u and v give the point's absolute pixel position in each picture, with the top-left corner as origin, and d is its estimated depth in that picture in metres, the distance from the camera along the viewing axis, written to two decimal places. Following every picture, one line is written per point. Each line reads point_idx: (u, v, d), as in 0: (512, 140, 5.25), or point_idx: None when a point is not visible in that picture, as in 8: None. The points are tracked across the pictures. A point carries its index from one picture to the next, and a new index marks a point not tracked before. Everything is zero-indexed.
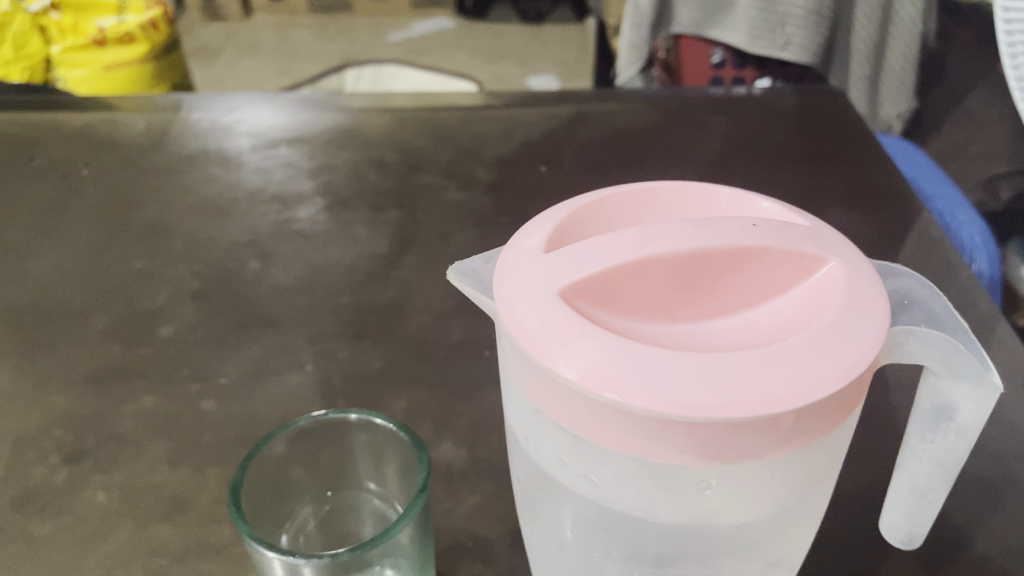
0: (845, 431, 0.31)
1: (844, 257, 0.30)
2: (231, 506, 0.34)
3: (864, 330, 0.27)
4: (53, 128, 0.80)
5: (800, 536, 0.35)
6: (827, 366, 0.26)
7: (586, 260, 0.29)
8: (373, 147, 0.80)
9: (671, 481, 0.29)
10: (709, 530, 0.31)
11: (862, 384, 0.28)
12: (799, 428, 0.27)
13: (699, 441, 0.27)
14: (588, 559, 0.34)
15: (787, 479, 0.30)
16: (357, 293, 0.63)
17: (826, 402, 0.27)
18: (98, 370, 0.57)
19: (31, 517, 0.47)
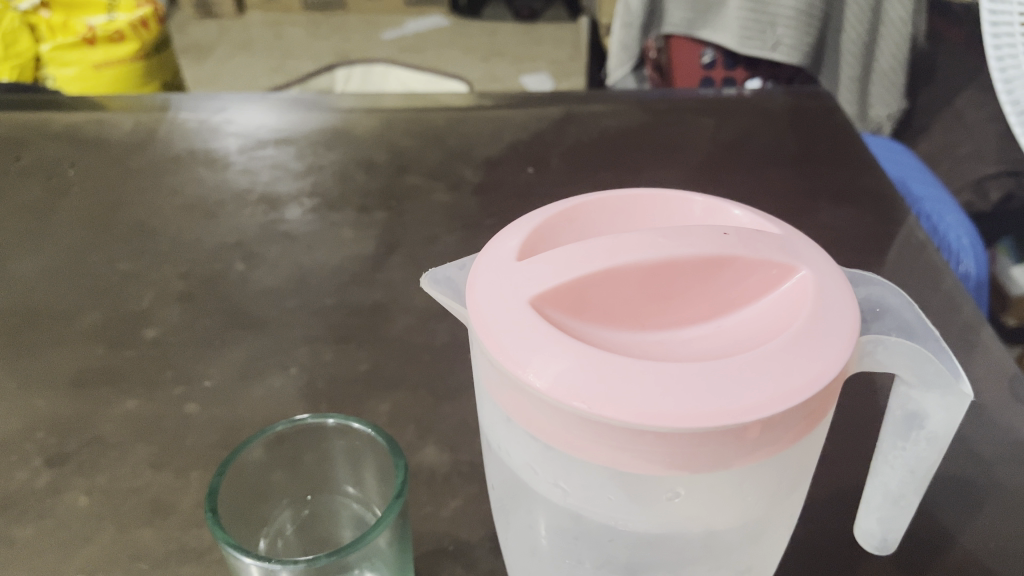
0: (816, 439, 0.31)
1: (815, 266, 0.30)
2: (208, 512, 0.34)
3: (832, 340, 0.27)
4: (39, 128, 0.80)
5: (775, 541, 0.35)
6: (794, 376, 0.26)
7: (558, 269, 0.29)
8: (360, 148, 0.80)
9: (641, 490, 0.29)
10: (680, 537, 0.31)
11: (831, 393, 0.28)
12: (767, 438, 0.27)
13: (668, 451, 0.27)
14: (561, 566, 0.34)
15: (757, 488, 0.30)
16: (342, 295, 0.63)
17: (794, 411, 0.27)
18: (81, 372, 0.57)
19: (12, 521, 0.47)
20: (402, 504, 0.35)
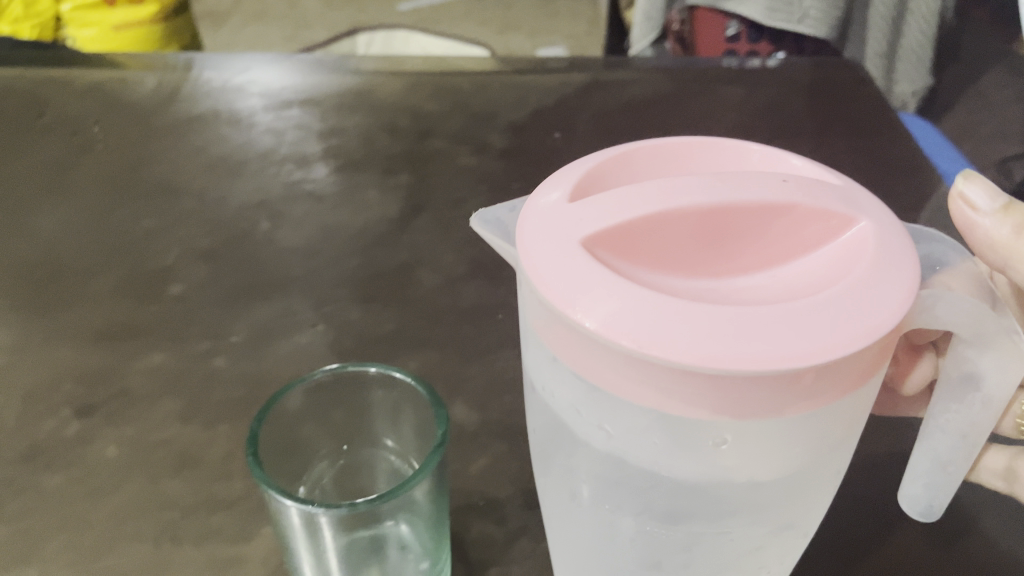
0: (867, 393, 0.31)
1: (878, 219, 0.30)
2: (250, 456, 0.35)
3: (891, 292, 0.27)
4: (62, 85, 0.80)
5: (818, 501, 0.35)
6: (852, 324, 0.26)
7: (612, 210, 0.29)
8: (385, 111, 0.79)
9: (686, 435, 0.29)
10: (723, 488, 0.31)
11: (885, 347, 0.28)
12: (818, 386, 0.27)
13: (717, 395, 0.26)
14: (601, 514, 0.34)
15: (804, 440, 0.29)
16: (368, 255, 0.63)
17: (848, 361, 0.26)
18: (108, 325, 0.57)
19: (41, 469, 0.47)
20: (442, 455, 0.35)
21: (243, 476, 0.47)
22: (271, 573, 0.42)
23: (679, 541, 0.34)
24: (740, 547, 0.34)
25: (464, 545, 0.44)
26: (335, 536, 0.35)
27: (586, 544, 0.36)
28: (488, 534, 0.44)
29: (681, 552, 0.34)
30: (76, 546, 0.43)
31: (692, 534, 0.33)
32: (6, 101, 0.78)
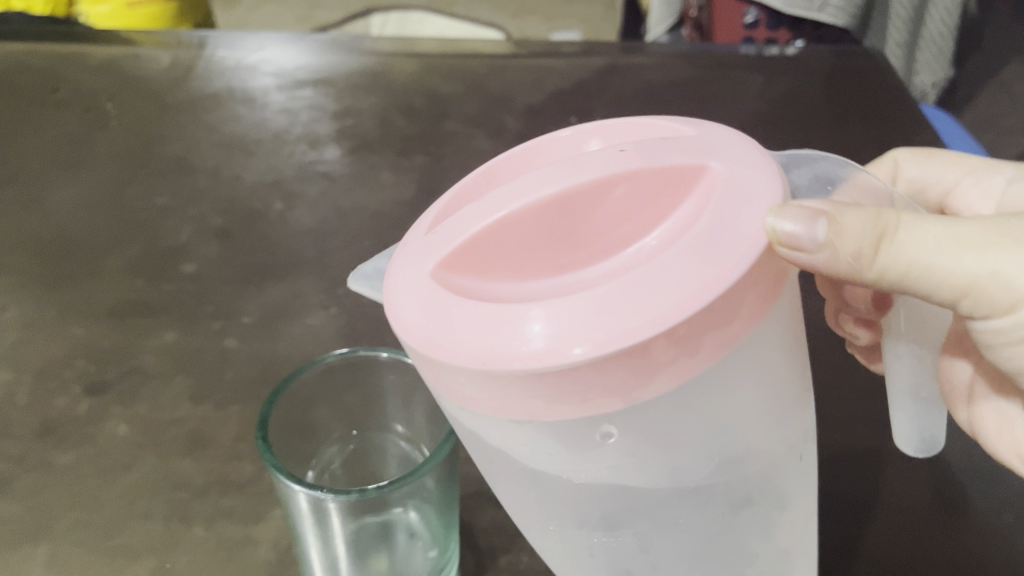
0: (779, 335, 0.28)
1: (720, 150, 0.28)
2: (259, 439, 0.34)
3: (741, 232, 0.25)
4: (76, 61, 0.79)
5: (793, 476, 0.32)
6: (698, 279, 0.24)
7: (456, 230, 0.28)
8: (400, 91, 0.78)
9: (570, 439, 0.27)
10: (644, 478, 0.28)
11: (762, 287, 0.26)
12: (697, 347, 0.24)
13: (575, 391, 0.25)
14: (554, 533, 0.31)
15: (712, 401, 0.27)
16: (382, 237, 0.63)
17: (711, 320, 0.24)
18: (120, 303, 0.56)
19: (52, 447, 0.47)
20: (452, 445, 0.35)
21: (254, 457, 0.47)
22: (281, 556, 0.42)
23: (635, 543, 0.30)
24: (713, 542, 0.31)
25: (476, 532, 0.44)
26: (343, 523, 0.35)
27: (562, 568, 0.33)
28: (500, 521, 0.44)
29: (641, 556, 0.31)
30: (88, 524, 0.43)
31: (640, 537, 0.30)
32: (21, 75, 0.78)
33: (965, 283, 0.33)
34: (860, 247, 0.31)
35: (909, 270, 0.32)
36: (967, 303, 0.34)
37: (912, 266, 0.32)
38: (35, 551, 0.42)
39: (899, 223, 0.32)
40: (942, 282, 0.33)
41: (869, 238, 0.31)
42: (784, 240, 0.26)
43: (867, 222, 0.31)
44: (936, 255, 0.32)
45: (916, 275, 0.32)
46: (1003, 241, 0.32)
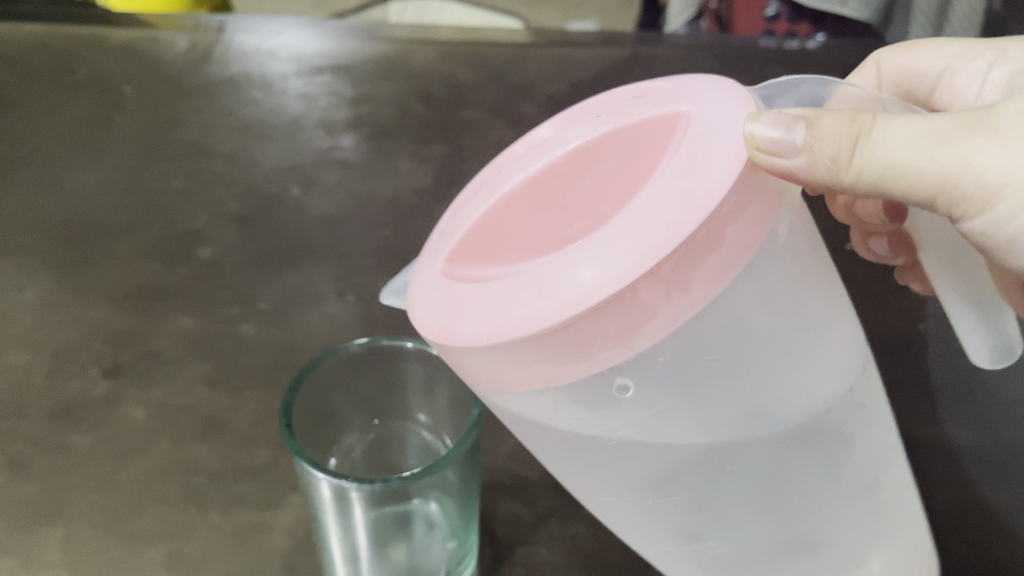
0: (787, 266, 0.29)
1: (686, 93, 0.29)
2: (283, 425, 0.34)
3: (714, 159, 0.26)
4: (95, 43, 0.79)
5: (844, 412, 0.32)
6: (673, 216, 0.25)
7: (464, 225, 0.32)
8: (419, 79, 0.78)
9: (590, 397, 0.28)
10: (668, 427, 0.29)
11: (752, 209, 0.27)
12: (687, 279, 0.26)
13: (581, 342, 0.26)
14: (620, 507, 0.32)
15: (723, 335, 0.28)
16: (400, 226, 0.62)
17: (698, 248, 0.26)
18: (137, 286, 0.56)
19: (69, 429, 0.47)
20: (475, 434, 0.34)
21: (270, 444, 0.46)
22: (297, 544, 0.42)
23: (687, 501, 0.31)
24: (769, 488, 0.31)
25: (492, 525, 0.44)
26: (366, 510, 0.35)
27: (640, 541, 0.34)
28: (517, 513, 0.44)
29: (701, 513, 0.31)
30: (103, 508, 0.43)
31: (691, 497, 0.31)
32: (39, 57, 0.78)
33: (943, 175, 0.32)
34: (837, 151, 0.31)
35: (885, 167, 0.32)
36: (948, 202, 0.33)
37: (888, 161, 0.32)
38: (49, 534, 0.42)
39: (874, 123, 0.32)
40: (920, 176, 0.32)
41: (842, 137, 0.31)
42: (760, 144, 0.27)
43: (841, 123, 0.31)
44: (912, 149, 0.32)
45: (894, 171, 0.32)
46: (977, 130, 0.32)
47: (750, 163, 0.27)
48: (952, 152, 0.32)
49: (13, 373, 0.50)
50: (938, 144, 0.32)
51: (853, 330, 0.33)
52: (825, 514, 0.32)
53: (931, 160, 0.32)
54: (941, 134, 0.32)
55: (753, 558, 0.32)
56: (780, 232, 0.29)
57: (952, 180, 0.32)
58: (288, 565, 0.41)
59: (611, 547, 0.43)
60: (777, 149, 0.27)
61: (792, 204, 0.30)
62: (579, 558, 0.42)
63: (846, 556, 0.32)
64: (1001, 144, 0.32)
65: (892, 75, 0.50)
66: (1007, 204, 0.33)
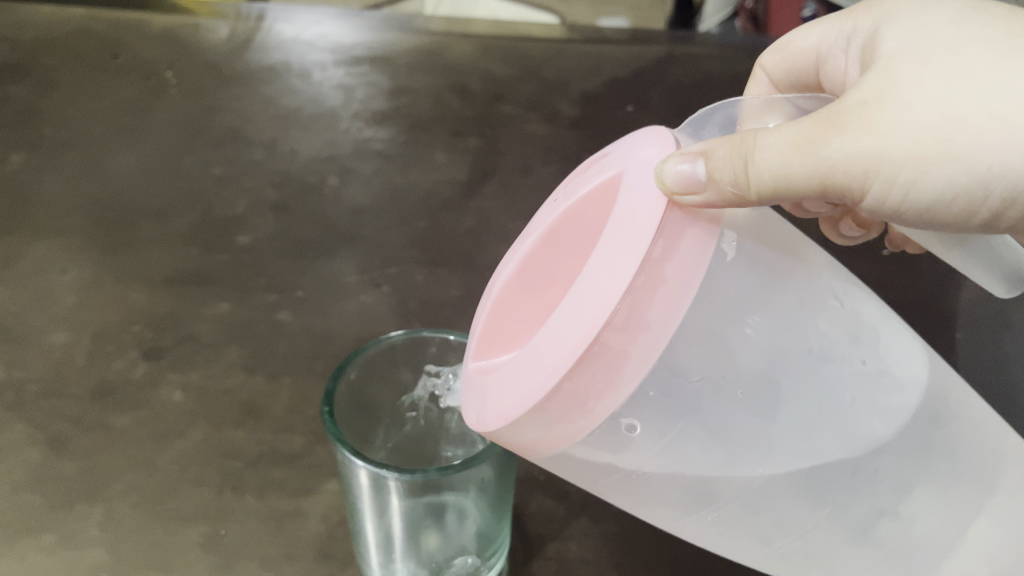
0: (750, 274, 0.28)
1: (621, 155, 0.29)
2: (325, 412, 0.35)
3: (638, 206, 0.26)
4: (138, 29, 0.80)
5: (864, 394, 0.30)
6: (614, 270, 0.25)
7: (473, 329, 0.31)
8: (456, 72, 0.78)
9: (600, 445, 0.27)
10: (685, 449, 0.28)
11: (691, 235, 0.26)
12: (646, 319, 0.25)
13: (572, 399, 0.26)
14: (683, 525, 0.31)
15: (702, 357, 0.27)
16: (435, 218, 0.62)
17: (651, 283, 0.25)
18: (176, 271, 0.57)
19: (109, 409, 0.48)
20: None
21: (305, 431, 0.47)
22: (331, 530, 0.42)
23: (739, 512, 0.30)
24: (817, 488, 0.30)
25: (524, 518, 0.44)
26: (399, 501, 0.35)
27: (730, 553, 0.33)
28: (547, 509, 0.44)
29: (757, 516, 0.30)
30: (142, 488, 0.44)
31: (738, 508, 0.30)
32: (83, 40, 0.79)
33: (823, 180, 0.28)
34: (738, 175, 0.27)
35: (777, 186, 0.28)
36: (839, 195, 0.29)
37: (780, 178, 0.27)
38: (90, 511, 0.43)
39: (754, 142, 0.28)
40: (805, 187, 0.28)
41: (734, 159, 0.27)
42: (674, 187, 0.26)
43: (728, 151, 0.28)
44: (792, 161, 0.28)
45: (785, 189, 0.28)
46: (838, 130, 0.27)
47: (667, 203, 0.26)
48: (837, 149, 0.27)
49: (55, 352, 0.51)
50: (811, 152, 0.28)
51: (852, 305, 0.31)
52: (888, 499, 0.31)
53: (816, 162, 0.28)
54: (812, 141, 0.28)
55: (832, 544, 0.31)
56: (728, 246, 0.28)
57: (852, 172, 0.28)
58: (321, 551, 0.41)
59: (641, 544, 0.43)
60: (693, 184, 0.26)
61: (741, 223, 0.29)
62: (608, 553, 0.42)
63: (937, 515, 0.31)
64: (867, 136, 0.27)
65: (776, 76, 0.43)
66: (893, 189, 0.29)
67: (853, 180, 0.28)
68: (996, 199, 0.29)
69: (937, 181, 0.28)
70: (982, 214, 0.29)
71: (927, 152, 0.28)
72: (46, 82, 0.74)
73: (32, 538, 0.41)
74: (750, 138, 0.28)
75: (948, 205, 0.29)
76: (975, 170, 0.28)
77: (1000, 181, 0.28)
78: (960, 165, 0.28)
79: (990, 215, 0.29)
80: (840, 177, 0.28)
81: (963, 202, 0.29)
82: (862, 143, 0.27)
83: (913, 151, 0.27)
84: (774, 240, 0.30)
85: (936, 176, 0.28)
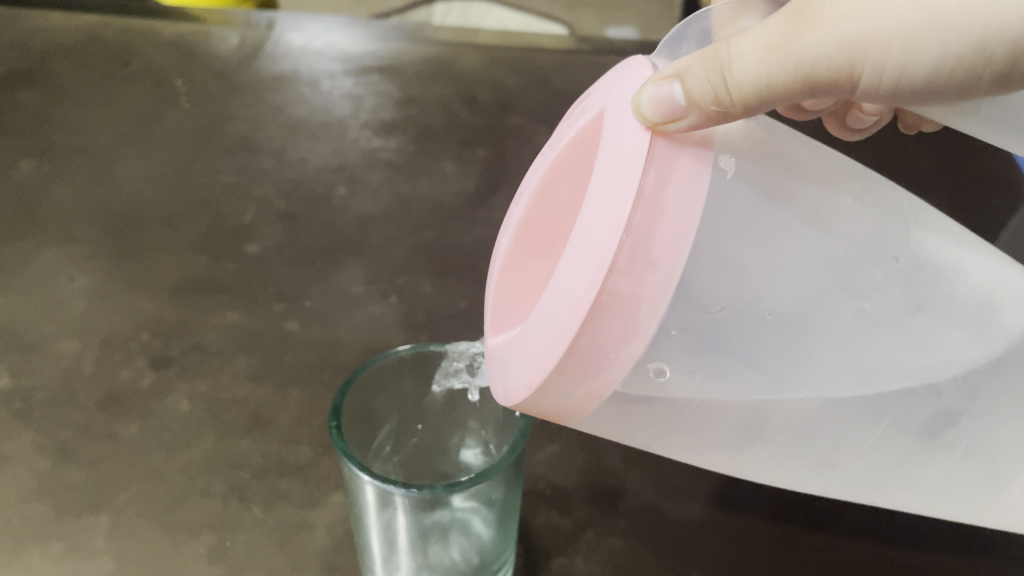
0: (755, 195, 0.28)
1: (601, 94, 0.30)
2: (331, 427, 0.34)
3: (625, 143, 0.26)
4: (149, 37, 0.80)
5: (898, 298, 0.31)
6: (609, 213, 0.25)
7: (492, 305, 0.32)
8: (465, 82, 0.78)
9: (629, 394, 0.28)
10: (720, 384, 0.29)
11: (684, 163, 0.26)
12: (652, 256, 0.25)
13: (589, 353, 0.26)
14: (743, 461, 0.33)
15: (721, 285, 0.28)
16: (443, 229, 0.62)
17: (649, 218, 0.25)
18: (185, 280, 0.57)
19: (117, 418, 0.48)
20: (516, 453, 0.34)
21: (312, 442, 0.47)
22: (337, 542, 0.42)
23: (795, 438, 0.32)
24: (856, 417, 0.31)
25: (530, 531, 0.44)
26: (405, 516, 0.35)
27: (803, 482, 0.35)
28: (554, 523, 0.44)
29: (812, 444, 0.32)
30: (148, 498, 0.44)
31: (787, 439, 0.32)
32: (93, 47, 0.79)
33: (807, 76, 0.28)
34: (720, 86, 0.28)
35: (759, 92, 0.28)
36: (837, 83, 0.29)
37: (760, 85, 0.28)
38: (95, 522, 0.43)
39: (728, 54, 0.28)
40: (790, 88, 0.29)
41: (709, 76, 0.28)
42: (654, 117, 0.26)
43: (703, 68, 0.28)
44: (770, 63, 0.28)
45: (767, 92, 0.28)
46: (811, 24, 0.28)
47: (650, 132, 0.26)
48: (813, 40, 0.28)
49: (63, 360, 0.51)
50: (790, 49, 0.28)
51: (872, 206, 0.31)
52: (951, 400, 0.32)
53: (796, 58, 0.28)
54: (787, 40, 0.28)
55: (895, 461, 0.33)
56: (726, 164, 0.28)
57: (836, 58, 0.28)
58: (328, 564, 0.41)
59: (647, 562, 0.43)
60: (673, 111, 0.26)
61: (743, 145, 0.29)
62: (614, 571, 0.42)
63: (999, 398, 0.32)
64: (839, 21, 0.28)
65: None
66: (890, 66, 0.29)
67: (842, 66, 0.28)
68: (999, 60, 0.28)
69: (931, 52, 0.28)
70: (987, 78, 0.29)
71: (911, 25, 0.28)
72: (56, 88, 0.74)
73: (37, 549, 0.41)
74: (722, 51, 0.29)
75: (949, 74, 0.29)
76: (970, 33, 0.28)
77: (1001, 40, 0.28)
78: (952, 31, 0.28)
79: (997, 77, 0.29)
80: (826, 68, 0.28)
81: (964, 71, 0.29)
82: (835, 32, 0.28)
83: (897, 27, 0.28)
84: (776, 161, 0.30)
85: (929, 46, 0.28)
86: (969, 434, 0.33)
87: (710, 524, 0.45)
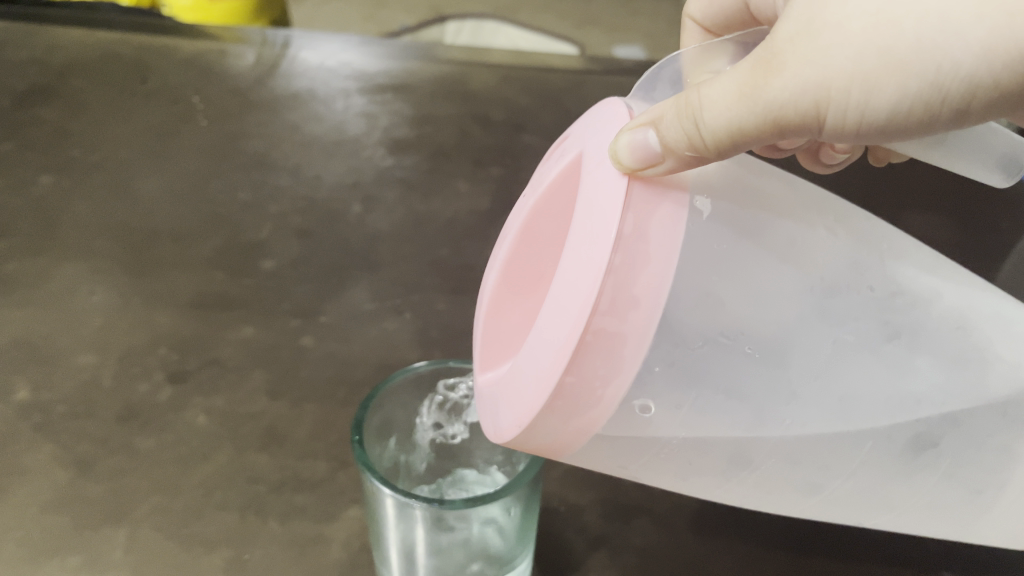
0: (730, 231, 0.29)
1: (579, 138, 0.32)
2: (354, 441, 0.35)
3: (605, 188, 0.27)
4: (167, 55, 0.82)
5: (877, 324, 0.31)
6: (591, 255, 0.26)
7: (486, 346, 0.33)
8: (477, 102, 0.79)
9: (616, 426, 0.29)
10: (704, 418, 0.30)
11: (661, 206, 0.27)
12: (633, 295, 0.26)
13: (576, 392, 0.26)
14: (730, 488, 0.34)
15: (702, 320, 0.28)
16: (457, 247, 0.63)
17: (629, 260, 0.26)
18: (201, 295, 0.57)
19: (135, 431, 0.48)
20: (528, 479, 0.34)
21: (328, 457, 0.47)
22: (353, 558, 0.43)
23: (782, 464, 0.32)
24: (842, 449, 0.32)
25: (545, 547, 0.44)
26: (423, 530, 0.35)
27: (791, 506, 0.35)
28: (568, 540, 0.45)
29: (799, 470, 0.32)
30: (166, 511, 0.44)
31: (772, 467, 0.32)
32: (111, 64, 0.80)
33: (775, 121, 0.29)
34: (692, 133, 0.29)
35: (730, 135, 0.29)
36: (805, 125, 0.29)
37: (731, 129, 0.29)
38: (115, 533, 0.43)
39: (699, 101, 0.29)
40: (759, 131, 0.29)
41: (683, 121, 0.29)
42: (631, 163, 0.27)
43: (677, 115, 0.29)
44: (738, 109, 0.29)
45: (739, 136, 0.29)
46: (776, 72, 0.28)
47: (627, 178, 0.27)
48: (776, 88, 0.28)
49: (82, 373, 0.52)
50: (755, 96, 0.29)
51: (844, 236, 0.32)
52: (935, 421, 0.32)
53: (761, 105, 0.29)
54: (754, 88, 0.29)
55: (882, 483, 0.33)
56: (702, 204, 0.29)
57: (800, 104, 0.29)
58: None
59: None
60: (651, 156, 0.27)
61: (715, 186, 0.30)
62: None
63: (979, 419, 0.33)
64: (799, 70, 0.28)
65: (708, 24, 0.49)
66: (849, 110, 0.29)
67: (806, 111, 0.29)
68: (955, 97, 0.28)
69: (890, 93, 0.28)
70: (945, 115, 0.29)
71: (869, 67, 0.28)
72: (75, 104, 0.75)
73: (57, 560, 0.42)
74: (694, 97, 0.30)
75: (907, 113, 0.29)
76: (925, 73, 0.28)
77: (954, 78, 0.28)
78: (907, 72, 0.28)
79: (955, 112, 0.29)
80: (791, 113, 0.29)
81: (924, 109, 0.29)
82: (795, 82, 0.28)
83: (855, 72, 0.28)
84: (749, 198, 0.31)
85: (887, 87, 0.28)
86: (952, 454, 0.33)
87: (721, 546, 0.45)
